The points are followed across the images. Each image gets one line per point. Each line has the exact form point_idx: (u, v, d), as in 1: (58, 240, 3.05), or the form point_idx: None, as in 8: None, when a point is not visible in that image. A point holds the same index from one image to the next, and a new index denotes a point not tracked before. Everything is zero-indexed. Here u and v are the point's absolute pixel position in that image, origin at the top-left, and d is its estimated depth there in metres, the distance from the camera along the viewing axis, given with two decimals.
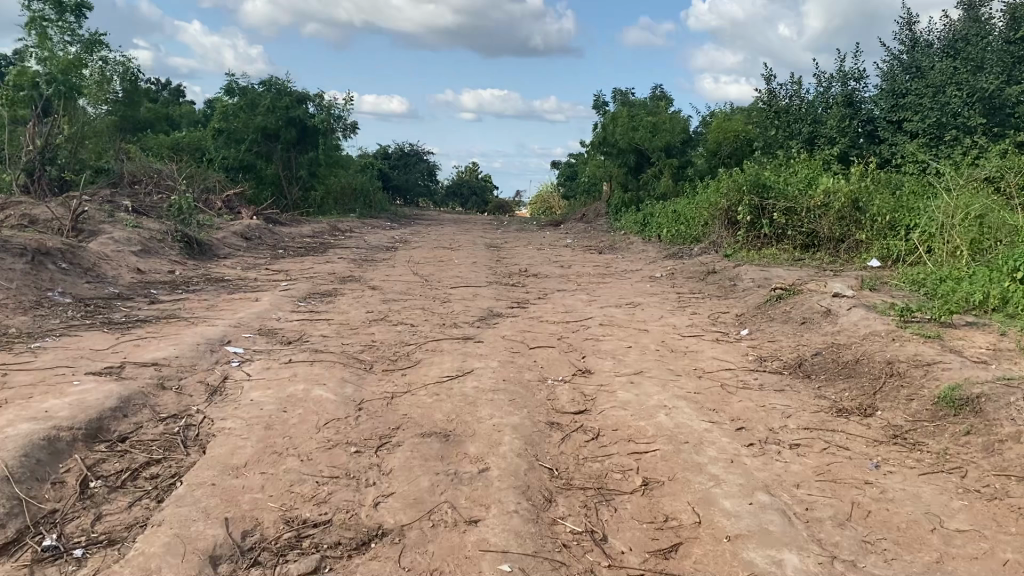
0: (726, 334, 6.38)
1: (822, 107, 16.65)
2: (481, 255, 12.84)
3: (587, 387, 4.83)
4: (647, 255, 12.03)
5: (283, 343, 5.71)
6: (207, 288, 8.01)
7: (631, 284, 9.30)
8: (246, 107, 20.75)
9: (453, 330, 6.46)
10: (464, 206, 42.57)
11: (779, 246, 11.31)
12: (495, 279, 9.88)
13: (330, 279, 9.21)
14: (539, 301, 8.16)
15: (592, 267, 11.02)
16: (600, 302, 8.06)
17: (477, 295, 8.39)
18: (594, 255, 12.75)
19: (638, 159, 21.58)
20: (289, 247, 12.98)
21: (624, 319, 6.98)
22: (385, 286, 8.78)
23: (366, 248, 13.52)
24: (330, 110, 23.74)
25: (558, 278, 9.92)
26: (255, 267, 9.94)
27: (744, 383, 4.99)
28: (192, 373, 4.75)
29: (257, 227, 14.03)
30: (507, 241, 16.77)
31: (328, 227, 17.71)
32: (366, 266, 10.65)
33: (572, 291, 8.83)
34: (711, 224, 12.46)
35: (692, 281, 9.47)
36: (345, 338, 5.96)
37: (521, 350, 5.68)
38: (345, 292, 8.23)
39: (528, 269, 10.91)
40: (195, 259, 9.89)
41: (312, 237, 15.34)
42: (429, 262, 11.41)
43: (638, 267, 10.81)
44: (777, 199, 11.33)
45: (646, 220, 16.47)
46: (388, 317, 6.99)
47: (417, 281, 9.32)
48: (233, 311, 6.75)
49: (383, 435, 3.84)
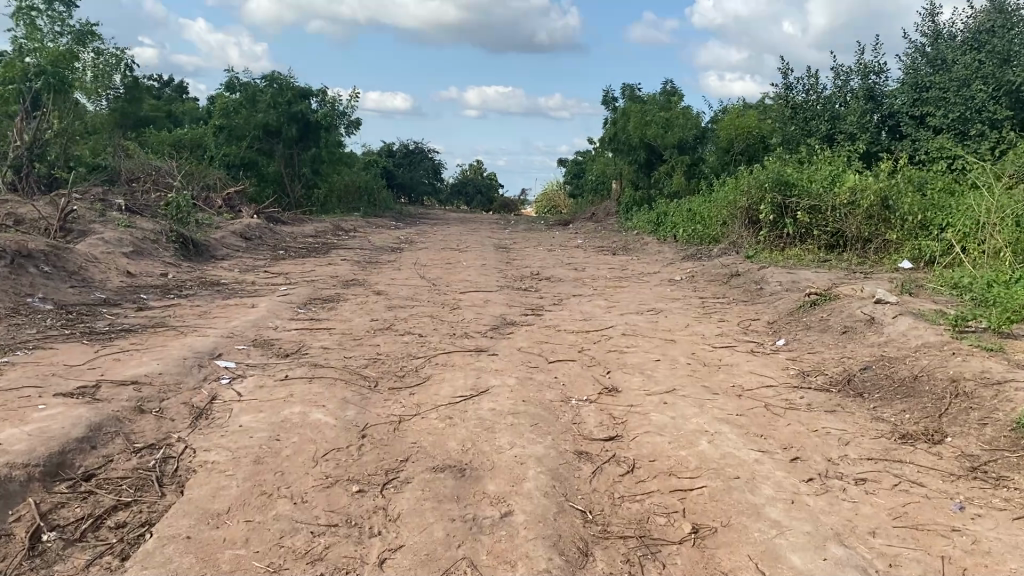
0: (761, 345, 5.86)
1: (842, 103, 16.16)
2: (491, 256, 12.35)
3: (616, 409, 4.32)
4: (663, 256, 11.52)
5: (280, 356, 5.21)
6: (201, 292, 7.53)
7: (651, 288, 8.81)
8: (246, 102, 20.56)
9: (465, 340, 5.96)
10: (470, 204, 42.07)
11: (803, 247, 10.78)
12: (506, 282, 9.38)
13: (332, 282, 8.73)
14: (554, 307, 7.66)
15: (607, 269, 10.52)
16: (620, 308, 7.55)
17: (488, 300, 7.89)
18: (607, 256, 12.24)
19: (649, 156, 21.04)
20: (291, 248, 12.49)
21: (649, 327, 6.47)
22: (390, 290, 8.28)
23: (371, 249, 13.04)
24: (334, 105, 23.27)
25: (572, 281, 9.42)
26: (254, 270, 9.45)
27: (791, 404, 4.47)
28: (176, 393, 4.26)
29: (258, 227, 13.57)
30: (516, 241, 16.28)
31: (332, 226, 17.22)
32: (371, 268, 10.16)
33: (588, 296, 8.32)
34: (731, 223, 11.95)
35: (714, 284, 8.97)
36: (347, 350, 5.46)
37: (540, 365, 5.17)
38: (347, 298, 7.73)
39: (540, 271, 10.41)
40: (190, 260, 9.41)
41: (315, 237, 14.85)
42: (436, 264, 10.92)
43: (656, 269, 10.30)
44: (800, 198, 10.83)
45: (659, 219, 15.96)
46: (393, 325, 6.49)
47: (425, 285, 8.82)
48: (226, 320, 6.27)
49: (389, 470, 3.34)
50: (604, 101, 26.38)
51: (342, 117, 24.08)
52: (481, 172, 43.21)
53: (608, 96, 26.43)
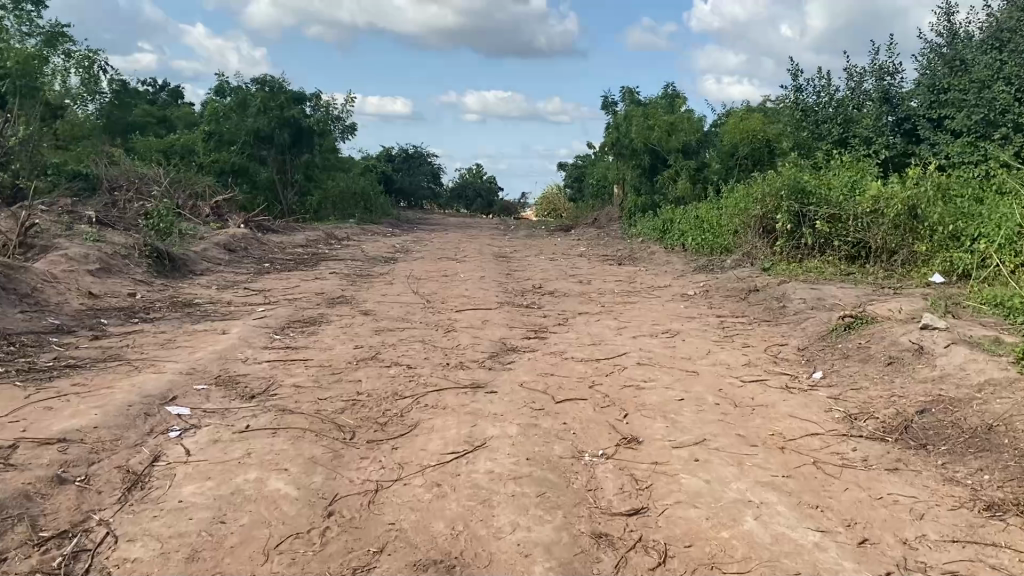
0: (796, 378, 5.14)
1: (856, 106, 15.48)
2: (489, 267, 11.67)
3: (639, 469, 3.61)
4: (673, 267, 10.82)
5: (246, 399, 4.50)
6: (170, 315, 6.82)
7: (662, 305, 8.14)
8: (237, 108, 20.09)
9: (460, 374, 5.24)
10: (469, 209, 41.34)
11: (822, 258, 10.05)
12: (506, 298, 8.67)
13: (316, 300, 8.03)
14: (558, 329, 6.95)
15: (614, 282, 9.81)
16: (631, 330, 6.83)
17: (486, 321, 7.18)
18: (613, 267, 11.56)
19: (654, 161, 20.33)
20: (278, 260, 11.81)
21: (666, 354, 5.76)
22: (378, 310, 7.57)
23: (363, 260, 12.34)
24: (328, 109, 22.62)
25: (577, 296, 8.72)
26: (233, 287, 8.77)
27: (845, 461, 3.75)
28: (113, 454, 3.56)
29: (243, 237, 12.89)
30: (516, 249, 15.62)
31: (323, 234, 16.54)
32: (361, 284, 9.44)
33: (595, 315, 7.61)
34: (743, 233, 11.24)
35: (732, 300, 8.28)
36: (324, 390, 4.75)
37: (546, 407, 4.46)
38: (331, 320, 7.02)
39: (542, 285, 9.73)
40: (165, 277, 8.74)
41: (305, 247, 14.15)
42: (431, 277, 10.26)
43: (666, 283, 9.60)
44: (819, 206, 10.13)
45: (665, 227, 15.24)
46: (379, 354, 5.78)
47: (417, 302, 8.13)
48: (192, 350, 5.56)
49: (358, 571, 2.65)
50: (605, 104, 25.70)
51: (336, 122, 23.48)
52: (480, 176, 42.50)
53: (608, 99, 25.75)
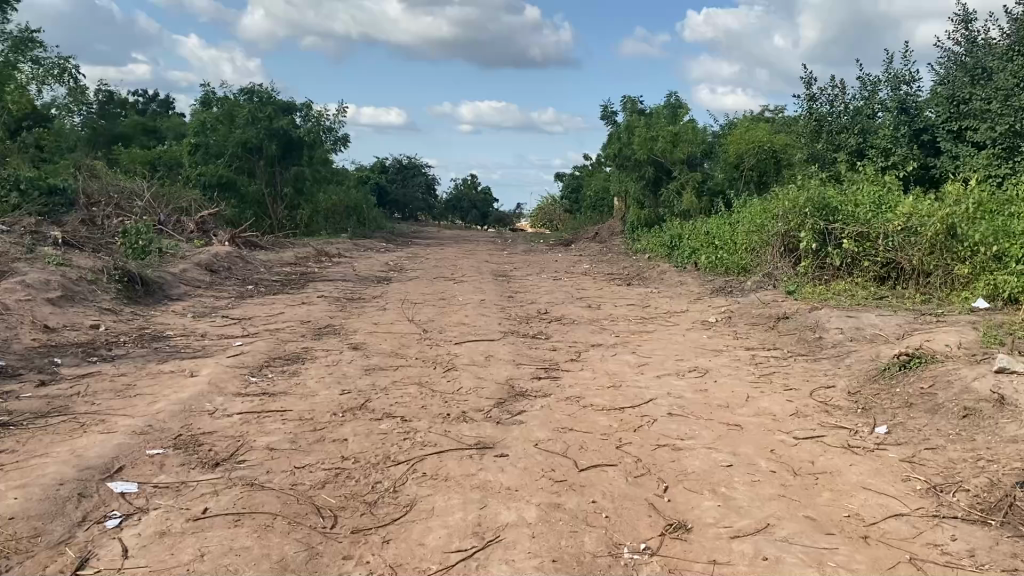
0: (857, 435, 4.40)
1: (873, 117, 14.78)
2: (490, 288, 10.94)
3: (694, 573, 2.87)
4: (687, 289, 10.10)
5: (207, 469, 3.74)
6: (134, 352, 6.06)
7: (683, 335, 7.41)
8: (226, 118, 19.57)
9: (464, 429, 4.48)
10: (465, 220, 40.57)
11: (850, 279, 9.36)
12: (509, 326, 7.91)
13: (301, 330, 7.26)
14: (571, 365, 6.19)
15: (626, 306, 9.07)
16: (653, 368, 6.08)
17: (490, 356, 6.42)
18: (623, 288, 10.83)
19: (657, 173, 19.62)
20: (264, 280, 11.06)
21: (700, 402, 5.03)
22: (369, 342, 6.81)
23: (355, 280, 11.60)
24: (319, 121, 21.91)
25: (588, 324, 7.96)
26: (211, 315, 8.02)
27: (948, 557, 3.01)
28: (27, 559, 2.80)
29: (227, 255, 12.12)
30: (516, 266, 14.88)
31: (314, 251, 15.82)
32: (351, 309, 8.69)
33: (610, 348, 6.87)
34: (763, 252, 10.54)
35: (758, 330, 7.54)
36: (304, 454, 4.00)
37: (570, 478, 3.71)
38: (316, 356, 6.25)
39: (547, 309, 9.00)
40: (136, 303, 7.99)
41: (293, 265, 13.39)
42: (429, 300, 9.53)
43: (683, 307, 8.88)
44: (847, 223, 9.47)
45: (674, 242, 14.54)
46: (370, 402, 5.02)
47: (414, 333, 7.39)
48: (152, 400, 4.79)
49: None
50: (605, 114, 25.02)
51: (328, 133, 22.80)
52: (476, 187, 41.75)
53: (608, 109, 25.10)
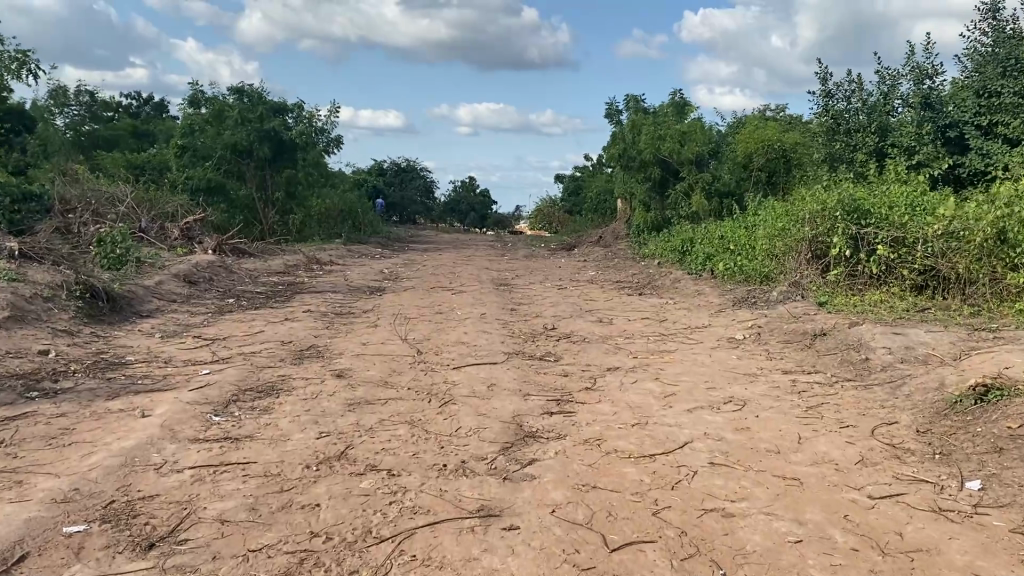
0: (947, 493, 3.59)
1: (893, 113, 13.89)
2: (492, 298, 10.16)
3: None
4: (706, 299, 9.30)
5: (137, 554, 2.94)
6: (82, 384, 5.24)
7: (708, 356, 6.62)
8: (214, 120, 18.77)
9: (464, 487, 3.67)
10: (464, 223, 39.74)
11: (885, 288, 8.58)
12: (514, 346, 7.10)
13: (280, 354, 6.44)
14: (587, 396, 5.38)
15: (640, 320, 8.26)
16: (682, 399, 5.26)
17: (493, 384, 5.60)
18: (635, 298, 10.04)
19: (663, 174, 18.81)
20: (248, 292, 10.25)
21: (744, 448, 4.22)
22: (356, 368, 5.99)
23: (346, 291, 10.81)
24: (311, 121, 21.11)
25: (602, 343, 7.14)
26: (182, 336, 7.20)
27: None
28: None
29: (209, 265, 11.31)
30: (519, 273, 14.12)
31: (305, 258, 15.01)
32: (339, 327, 7.86)
33: (629, 372, 6.07)
34: (786, 258, 9.75)
35: (792, 351, 6.72)
36: (263, 529, 3.19)
37: (601, 565, 2.90)
38: (292, 387, 5.43)
39: (556, 324, 8.21)
40: (98, 322, 7.18)
41: (281, 274, 12.58)
42: (426, 314, 8.74)
43: (705, 321, 8.08)
44: (880, 229, 8.70)
45: (685, 246, 13.74)
46: (352, 449, 4.21)
47: (407, 355, 6.58)
48: (87, 449, 3.99)
49: None
50: (607, 114, 24.26)
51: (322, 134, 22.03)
52: (474, 189, 40.96)
53: (610, 107, 24.32)
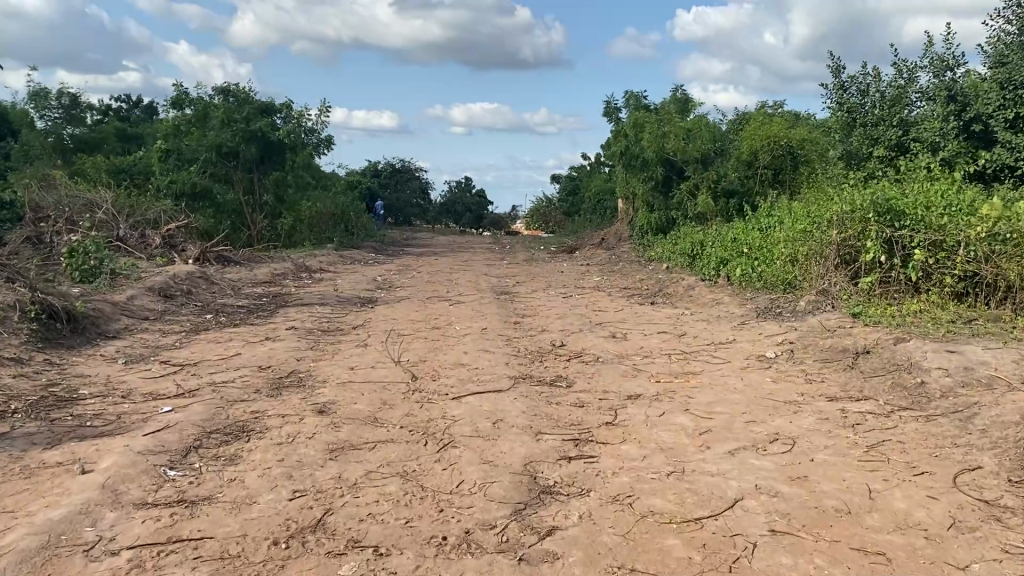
0: None
1: (912, 107, 13.07)
2: (493, 310, 9.41)
3: None
4: (726, 310, 8.55)
5: None
6: (19, 427, 4.47)
7: (739, 381, 5.88)
8: (199, 121, 17.99)
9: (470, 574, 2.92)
10: (459, 224, 38.97)
11: (922, 297, 7.82)
12: (520, 368, 6.34)
13: (256, 383, 5.68)
14: (608, 434, 4.63)
15: (658, 335, 7.50)
16: (721, 438, 4.51)
17: (500, 420, 4.84)
18: (648, 308, 9.28)
19: (667, 173, 18.05)
20: (229, 306, 9.50)
21: (808, 509, 3.48)
22: (341, 401, 5.23)
23: (336, 302, 10.04)
24: (301, 122, 20.33)
25: (618, 364, 6.38)
26: (149, 361, 6.44)
27: None
28: None
29: (188, 275, 10.54)
30: (519, 280, 13.37)
31: (293, 265, 14.26)
32: (324, 347, 7.09)
33: (653, 401, 5.32)
34: (811, 264, 8.99)
35: (833, 373, 5.98)
36: None
37: None
38: (267, 428, 4.68)
39: (564, 340, 7.47)
40: (54, 347, 6.42)
41: (267, 284, 11.84)
42: (422, 330, 7.98)
43: (729, 336, 7.33)
44: (916, 231, 7.94)
45: (695, 249, 12.98)
46: (332, 514, 3.45)
47: (400, 382, 5.81)
48: (4, 524, 3.24)
49: None
50: (607, 111, 23.53)
51: (312, 135, 21.26)
52: (469, 190, 40.19)
53: (609, 105, 23.57)
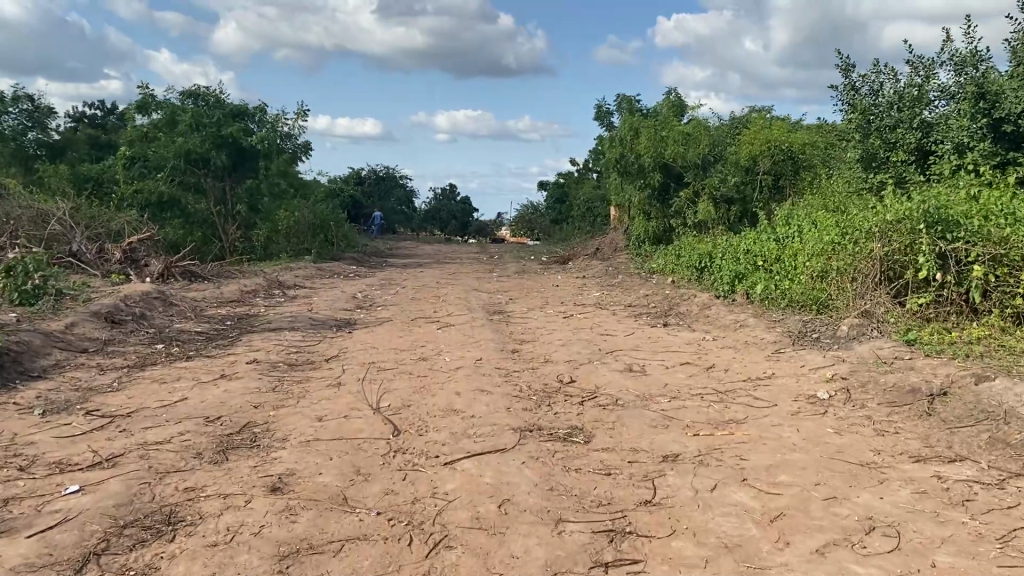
0: None
1: (932, 106, 11.86)
2: (487, 335, 8.30)
3: None
4: (756, 336, 7.45)
5: None
6: None
7: (796, 435, 4.79)
8: (166, 126, 16.85)
9: None
10: (444, 232, 37.80)
11: (984, 319, 6.74)
12: (526, 414, 5.22)
13: (198, 444, 4.54)
14: (651, 521, 3.52)
15: (681, 369, 6.42)
16: (800, 527, 3.42)
17: (506, 500, 3.73)
18: (663, 332, 8.18)
19: (665, 179, 16.94)
20: (186, 333, 8.34)
21: None
22: (302, 473, 4.11)
23: (309, 326, 8.90)
24: (276, 127, 19.16)
25: (643, 410, 5.27)
26: (73, 411, 5.28)
27: None
28: None
29: (143, 296, 9.36)
30: (512, 296, 12.27)
31: (265, 281, 13.12)
32: (288, 389, 5.95)
33: (697, 466, 4.22)
34: (847, 281, 7.89)
35: (908, 422, 4.89)
36: None
37: None
38: (202, 516, 3.55)
39: (572, 376, 6.35)
40: None
41: (234, 304, 10.69)
42: (407, 363, 6.85)
43: (766, 371, 6.24)
44: (975, 244, 6.85)
45: (704, 262, 11.88)
46: None
47: (375, 441, 4.67)
48: None
49: None
50: (598, 115, 22.52)
51: (288, 141, 20.11)
52: (455, 197, 39.06)
53: (600, 108, 22.54)
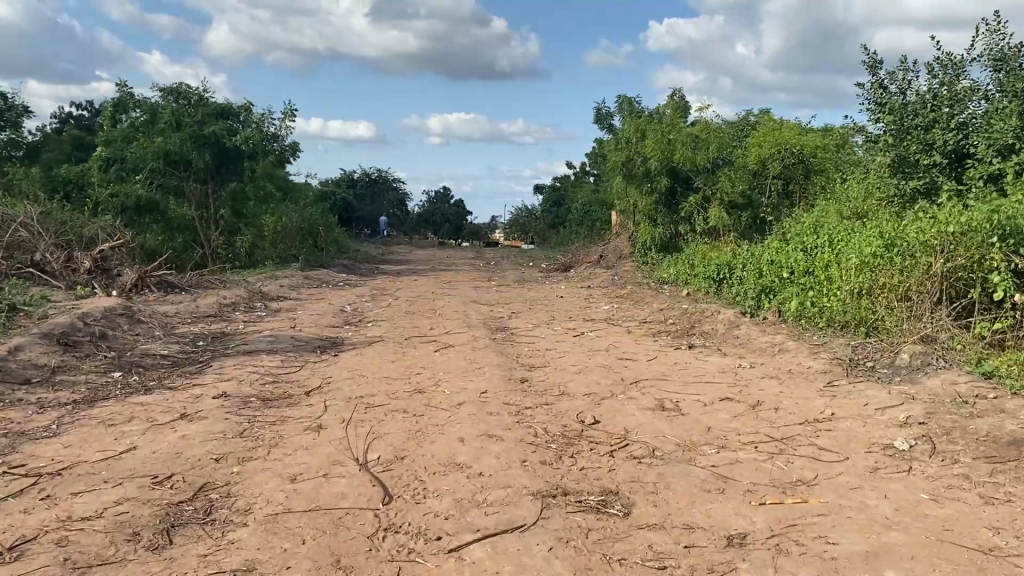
0: None
1: (973, 106, 10.73)
2: (489, 359, 7.34)
3: None
4: (800, 363, 6.51)
5: None
6: None
7: (886, 503, 3.85)
8: (146, 125, 15.88)
9: None
10: (438, 235, 36.76)
11: None
12: (547, 472, 4.28)
13: (137, 521, 3.58)
14: None
15: (723, 407, 5.47)
16: None
17: None
18: (690, 357, 7.24)
19: (672, 183, 15.98)
20: (150, 357, 7.34)
21: None
22: (265, 568, 3.15)
23: (291, 348, 7.92)
24: (262, 127, 18.16)
25: (688, 465, 4.33)
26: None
27: None
28: None
29: (105, 312, 8.36)
30: (515, 309, 11.31)
31: (247, 292, 12.12)
32: (259, 433, 4.98)
33: (774, 556, 3.27)
34: (900, 300, 6.94)
35: (1021, 485, 3.96)
36: None
37: None
38: None
39: (595, 415, 5.40)
40: None
41: (210, 320, 9.70)
42: (399, 397, 5.89)
43: (822, 410, 5.30)
44: None
45: (723, 273, 10.91)
46: None
47: (361, 512, 3.72)
48: None
49: None
50: (598, 116, 21.59)
51: (274, 142, 19.11)
52: (448, 201, 38.07)
53: (601, 109, 21.62)
